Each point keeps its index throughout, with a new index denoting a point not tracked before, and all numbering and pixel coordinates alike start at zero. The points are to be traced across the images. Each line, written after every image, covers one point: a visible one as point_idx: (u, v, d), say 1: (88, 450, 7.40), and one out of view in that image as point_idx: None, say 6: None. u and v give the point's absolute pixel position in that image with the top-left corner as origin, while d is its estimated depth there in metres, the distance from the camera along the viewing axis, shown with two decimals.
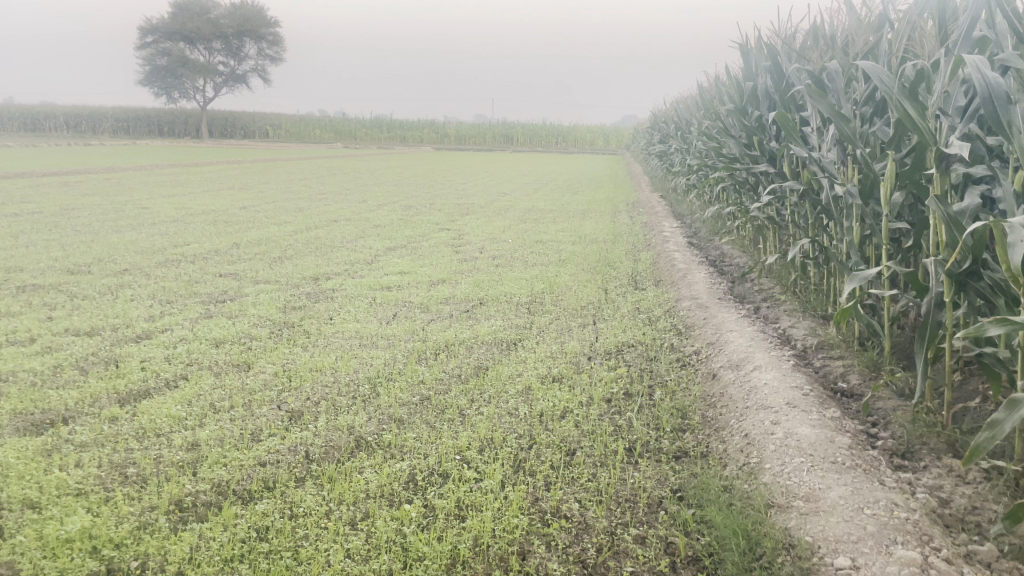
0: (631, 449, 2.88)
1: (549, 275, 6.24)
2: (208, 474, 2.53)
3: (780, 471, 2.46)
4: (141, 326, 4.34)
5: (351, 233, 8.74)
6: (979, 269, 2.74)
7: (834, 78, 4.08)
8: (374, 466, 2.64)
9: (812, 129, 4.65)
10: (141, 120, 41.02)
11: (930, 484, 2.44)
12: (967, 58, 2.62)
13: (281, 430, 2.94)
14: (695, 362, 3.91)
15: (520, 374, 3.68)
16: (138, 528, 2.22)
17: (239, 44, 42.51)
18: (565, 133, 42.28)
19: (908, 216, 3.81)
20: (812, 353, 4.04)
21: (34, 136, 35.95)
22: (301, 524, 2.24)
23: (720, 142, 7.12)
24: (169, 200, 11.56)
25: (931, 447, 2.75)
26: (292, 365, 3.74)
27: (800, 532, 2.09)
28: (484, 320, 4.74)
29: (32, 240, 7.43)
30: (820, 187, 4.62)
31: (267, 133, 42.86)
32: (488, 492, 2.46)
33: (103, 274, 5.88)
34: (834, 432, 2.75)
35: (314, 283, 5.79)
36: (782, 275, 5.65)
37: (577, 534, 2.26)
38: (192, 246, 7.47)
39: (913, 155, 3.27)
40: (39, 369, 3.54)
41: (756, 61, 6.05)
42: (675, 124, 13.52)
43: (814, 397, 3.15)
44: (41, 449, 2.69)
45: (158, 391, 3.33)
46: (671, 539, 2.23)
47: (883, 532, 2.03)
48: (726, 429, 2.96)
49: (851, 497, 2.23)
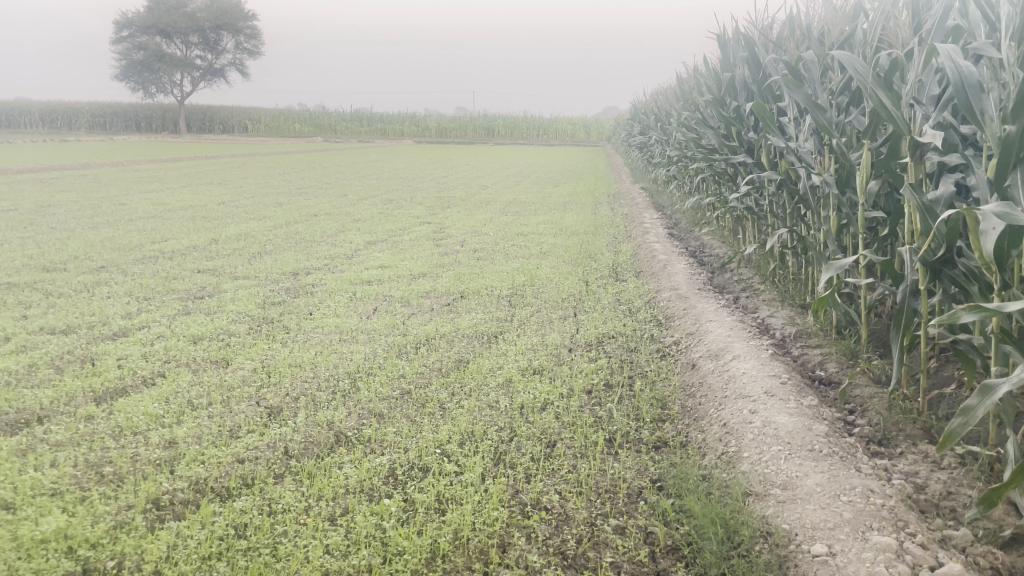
0: (611, 440, 2.89)
1: (529, 268, 6.25)
2: (185, 471, 2.51)
3: (758, 459, 2.47)
4: (118, 323, 4.30)
5: (331, 227, 8.68)
6: (952, 256, 2.77)
7: (810, 69, 4.10)
8: (354, 461, 2.63)
9: (789, 119, 4.68)
10: (117, 115, 40.60)
11: (906, 470, 2.47)
12: (940, 48, 2.63)
13: (260, 427, 2.92)
14: (675, 352, 3.93)
15: (501, 367, 3.68)
16: (115, 527, 2.20)
17: (216, 38, 42.12)
18: (546, 125, 42.26)
19: (884, 204, 3.84)
20: (790, 342, 4.07)
21: (7, 131, 35.41)
22: (280, 520, 2.23)
23: (699, 133, 7.16)
24: (146, 197, 11.46)
25: (908, 433, 2.78)
26: (271, 361, 3.72)
27: (777, 520, 2.11)
28: (465, 314, 4.73)
29: (7, 238, 7.32)
30: (797, 177, 4.65)
31: (246, 127, 42.54)
32: (468, 485, 2.46)
33: (79, 272, 5.82)
34: (811, 420, 2.77)
35: (294, 278, 5.75)
36: (760, 265, 5.68)
37: (557, 525, 2.26)
38: (169, 241, 7.40)
39: (888, 144, 3.30)
40: (14, 368, 3.49)
41: (734, 52, 6.09)
42: (654, 115, 13.54)
43: (792, 385, 3.17)
44: (15, 449, 2.66)
45: (135, 389, 3.30)
46: (650, 529, 2.24)
47: (859, 518, 2.05)
48: (705, 418, 2.97)
49: (828, 485, 2.24)
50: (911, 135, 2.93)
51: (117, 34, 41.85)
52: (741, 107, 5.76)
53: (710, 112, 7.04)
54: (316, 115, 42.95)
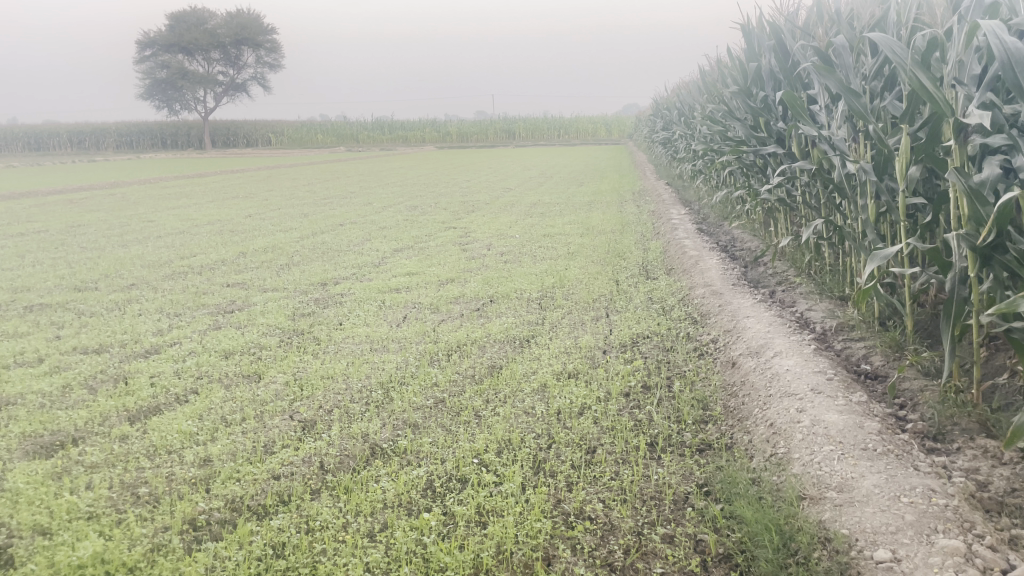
0: (653, 444, 2.81)
1: (558, 269, 6.17)
2: (220, 490, 2.47)
3: (810, 461, 2.37)
4: (150, 341, 4.29)
5: (356, 235, 8.68)
6: (1003, 241, 2.64)
7: (841, 54, 3.97)
8: (391, 474, 2.57)
9: (820, 107, 4.56)
10: (144, 134, 41.27)
11: (966, 466, 2.36)
12: (983, 24, 2.48)
13: (294, 441, 2.88)
14: (713, 350, 3.83)
15: (535, 372, 3.60)
16: (152, 550, 2.16)
17: (237, 53, 42.57)
18: (567, 125, 42.11)
19: (924, 190, 3.70)
20: (832, 336, 3.95)
21: (36, 153, 36.12)
22: (319, 538, 2.18)
23: (726, 126, 7.05)
24: (174, 213, 11.58)
25: (963, 427, 2.66)
26: (304, 373, 3.68)
27: (835, 525, 2.01)
28: (496, 318, 4.66)
29: (39, 259, 7.40)
30: (832, 166, 4.52)
31: (269, 139, 42.92)
32: (509, 496, 2.39)
33: (111, 290, 5.84)
34: (863, 417, 2.66)
35: (323, 288, 5.73)
36: (795, 258, 5.55)
37: (602, 536, 2.19)
38: (198, 256, 7.42)
39: (928, 128, 3.17)
40: (48, 390, 3.48)
41: (759, 40, 5.96)
42: (677, 109, 13.42)
43: (839, 381, 3.05)
44: (51, 472, 2.64)
45: (169, 407, 3.27)
46: (700, 537, 2.16)
47: (922, 521, 1.95)
48: (750, 418, 2.88)
49: (886, 486, 2.14)
50: (954, 117, 2.81)
51: (140, 54, 42.43)
52: (768, 97, 5.65)
53: (736, 103, 6.88)
54: (337, 125, 43.23)
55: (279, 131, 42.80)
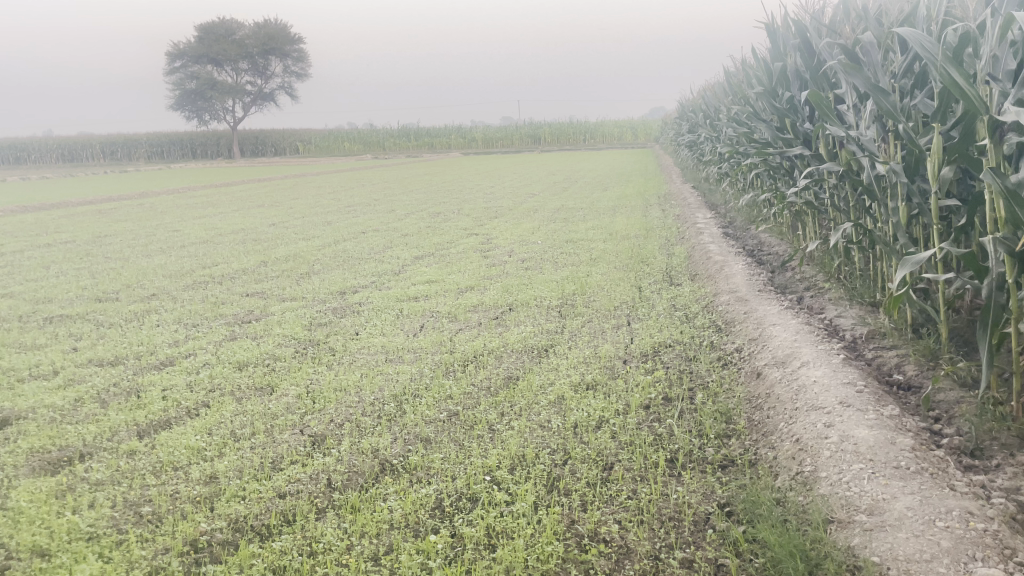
0: (673, 459, 2.70)
1: (579, 275, 6.06)
2: (224, 509, 2.40)
3: (838, 481, 2.24)
4: (164, 352, 4.26)
5: (378, 242, 8.65)
6: None
7: (869, 50, 3.82)
8: (400, 492, 2.49)
9: (848, 107, 4.42)
10: (173, 144, 41.84)
11: (1006, 486, 2.21)
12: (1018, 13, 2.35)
13: (303, 457, 2.80)
14: (737, 360, 3.70)
15: (552, 383, 3.50)
16: (150, 574, 2.09)
17: (265, 63, 43.04)
18: (592, 128, 41.90)
19: (958, 192, 3.55)
20: (863, 344, 3.79)
21: (68, 164, 36.81)
22: (321, 562, 2.09)
23: (751, 128, 6.91)
24: (200, 222, 11.64)
25: (1003, 442, 2.51)
26: (317, 386, 3.61)
27: (865, 552, 1.88)
28: (515, 327, 4.57)
29: (64, 269, 7.45)
30: (861, 166, 4.37)
31: (296, 147, 43.31)
32: (520, 516, 2.29)
33: (131, 300, 5.84)
34: (895, 432, 2.52)
35: (341, 297, 5.68)
36: (823, 262, 5.38)
37: (617, 560, 2.08)
38: (220, 266, 7.42)
39: (961, 126, 3.02)
40: (59, 404, 3.45)
41: (784, 40, 5.83)
42: (702, 113, 13.27)
43: (870, 394, 2.90)
44: (55, 490, 2.58)
45: (179, 422, 3.22)
46: (721, 561, 2.05)
47: (960, 548, 1.82)
48: (775, 433, 2.75)
49: (920, 508, 2.00)
50: (989, 115, 2.66)
51: (172, 65, 43.12)
52: (794, 97, 5.51)
53: (762, 104, 6.71)
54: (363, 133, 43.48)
55: (306, 139, 43.11)
